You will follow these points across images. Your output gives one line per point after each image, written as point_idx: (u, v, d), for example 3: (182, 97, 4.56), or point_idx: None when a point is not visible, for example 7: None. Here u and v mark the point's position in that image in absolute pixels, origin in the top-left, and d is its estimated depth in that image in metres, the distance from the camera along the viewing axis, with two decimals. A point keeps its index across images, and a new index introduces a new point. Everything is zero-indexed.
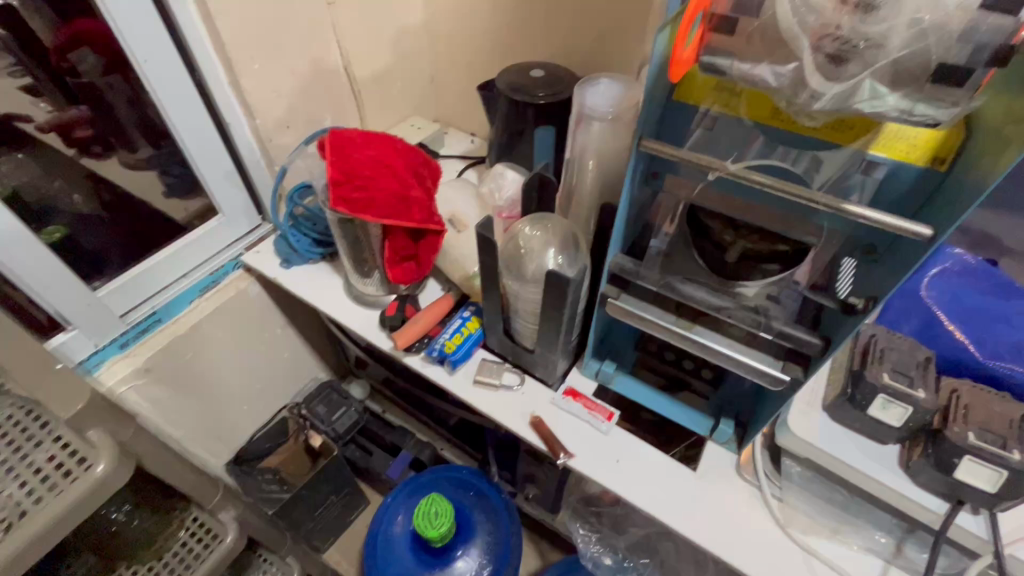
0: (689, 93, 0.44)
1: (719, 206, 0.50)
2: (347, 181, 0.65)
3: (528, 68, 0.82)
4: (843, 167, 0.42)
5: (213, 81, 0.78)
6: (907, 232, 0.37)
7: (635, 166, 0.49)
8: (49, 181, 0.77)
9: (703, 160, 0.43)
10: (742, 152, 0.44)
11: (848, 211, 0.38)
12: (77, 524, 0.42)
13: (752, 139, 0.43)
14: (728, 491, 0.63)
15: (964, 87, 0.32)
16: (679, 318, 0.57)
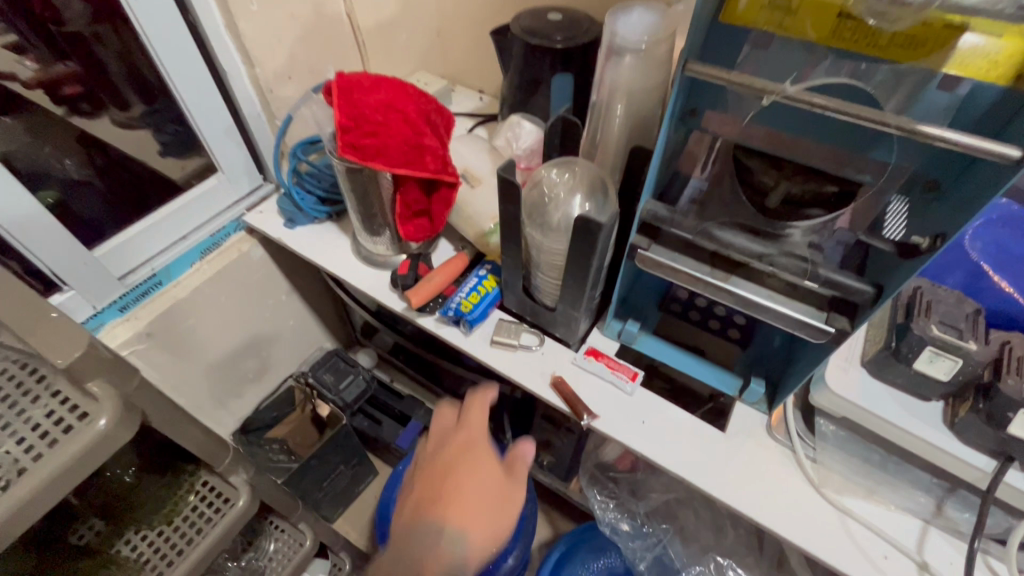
0: (737, 16, 0.39)
1: (765, 143, 0.47)
2: (355, 127, 0.61)
3: (545, 11, 0.77)
4: (916, 86, 0.37)
5: (208, 24, 0.73)
6: (993, 155, 0.33)
7: (676, 98, 0.45)
8: (38, 147, 0.72)
9: (758, 83, 0.38)
10: (803, 73, 0.40)
11: (923, 133, 0.35)
12: (84, 479, 0.40)
13: (812, 61, 0.39)
14: (759, 451, 0.60)
15: None
16: (714, 269, 0.53)
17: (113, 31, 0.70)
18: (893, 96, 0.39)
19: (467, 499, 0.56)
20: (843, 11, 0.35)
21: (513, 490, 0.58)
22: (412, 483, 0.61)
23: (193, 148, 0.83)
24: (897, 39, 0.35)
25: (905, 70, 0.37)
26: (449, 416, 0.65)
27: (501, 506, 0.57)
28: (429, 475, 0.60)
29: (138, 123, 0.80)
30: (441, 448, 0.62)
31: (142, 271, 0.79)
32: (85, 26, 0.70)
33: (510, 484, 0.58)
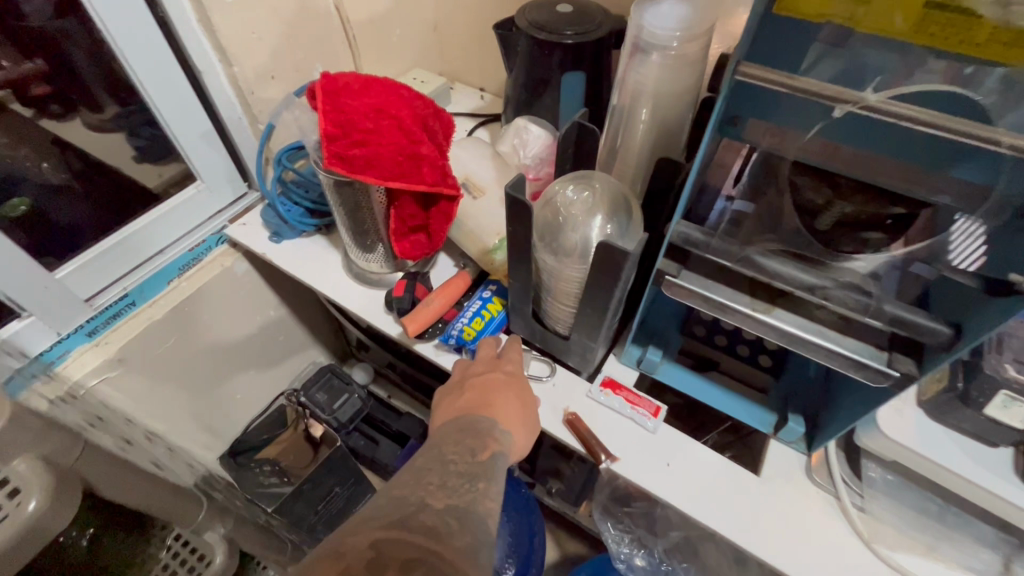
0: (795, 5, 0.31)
1: (819, 159, 0.37)
2: (343, 135, 0.54)
3: (553, 2, 0.70)
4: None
5: (179, 18, 0.65)
6: None
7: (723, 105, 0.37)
8: (14, 149, 0.67)
9: (830, 91, 0.33)
10: (890, 78, 0.33)
11: None
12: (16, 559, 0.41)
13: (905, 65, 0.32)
14: (799, 499, 0.54)
15: None
16: (754, 300, 0.47)
17: (79, 28, 0.62)
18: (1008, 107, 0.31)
19: (513, 408, 0.53)
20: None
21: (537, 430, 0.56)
22: (441, 402, 0.55)
23: (171, 154, 0.76)
24: (1001, 35, 0.28)
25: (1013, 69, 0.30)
26: (493, 347, 0.60)
27: (532, 420, 0.55)
28: (469, 387, 0.55)
29: (111, 125, 0.73)
30: (481, 361, 0.58)
31: (113, 292, 0.72)
32: (49, 22, 0.62)
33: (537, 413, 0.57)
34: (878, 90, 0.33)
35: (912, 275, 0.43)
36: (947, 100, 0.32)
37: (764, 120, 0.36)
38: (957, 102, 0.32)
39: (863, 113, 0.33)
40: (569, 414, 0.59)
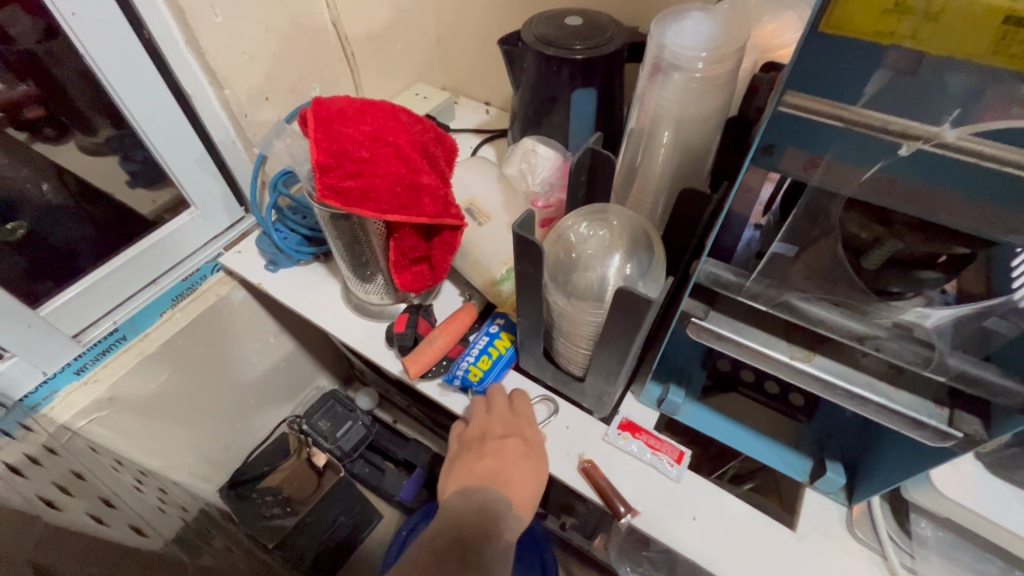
0: (856, 24, 0.26)
1: (876, 195, 0.32)
2: (337, 165, 0.50)
3: (561, 15, 0.65)
4: None
5: (166, 41, 0.62)
6: None
7: (762, 138, 0.32)
8: (14, 168, 0.64)
9: (893, 124, 0.29)
10: (968, 111, 0.27)
11: None
12: None
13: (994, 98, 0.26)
14: (840, 559, 0.49)
15: None
16: (791, 345, 0.42)
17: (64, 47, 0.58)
18: None
19: (530, 485, 0.52)
20: (1010, 16, 0.23)
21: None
22: (458, 461, 0.56)
23: (163, 179, 0.72)
24: None
25: None
26: (503, 392, 0.57)
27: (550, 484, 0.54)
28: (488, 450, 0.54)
29: (106, 148, 0.68)
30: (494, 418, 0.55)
31: (102, 327, 0.69)
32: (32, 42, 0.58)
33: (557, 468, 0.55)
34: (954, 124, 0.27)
35: (986, 332, 0.36)
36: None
37: (807, 148, 0.32)
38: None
39: (931, 151, 0.28)
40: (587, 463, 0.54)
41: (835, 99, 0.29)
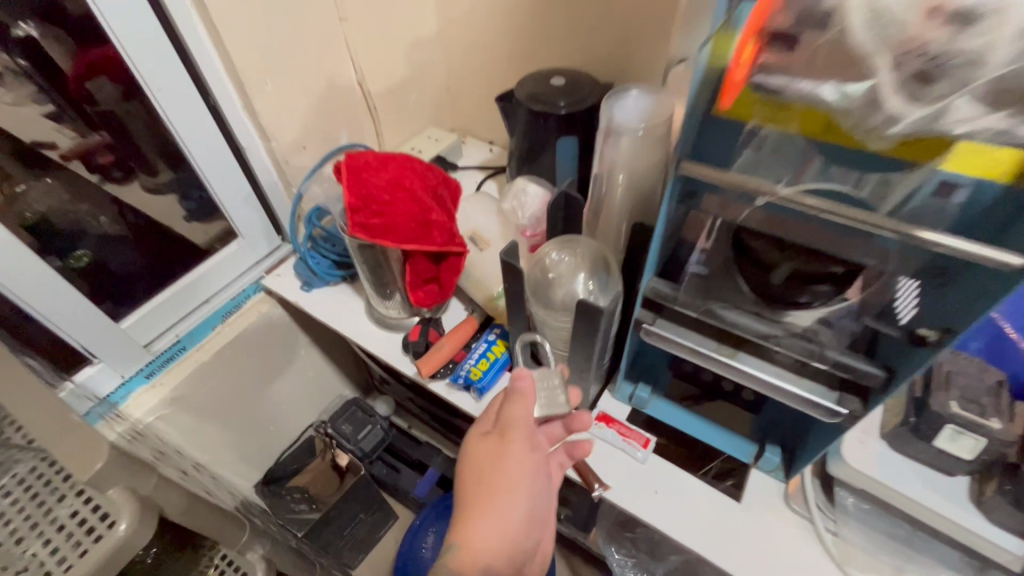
0: (733, 110, 0.37)
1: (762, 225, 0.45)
2: (364, 206, 0.63)
3: (548, 76, 0.79)
4: (915, 186, 0.36)
5: (226, 105, 0.77)
6: (993, 262, 0.33)
7: (673, 189, 0.44)
8: (76, 205, 0.76)
9: (753, 184, 0.39)
10: (797, 175, 0.39)
11: (921, 238, 0.34)
12: None
13: (807, 161, 0.38)
14: (777, 525, 0.59)
15: None
16: (720, 344, 0.53)
17: (142, 108, 0.73)
18: (888, 200, 0.37)
19: (479, 489, 0.49)
20: (831, 117, 0.34)
21: (521, 446, 0.51)
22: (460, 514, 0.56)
23: (216, 213, 0.86)
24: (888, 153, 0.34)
25: (905, 171, 0.35)
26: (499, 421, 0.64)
27: (510, 470, 0.50)
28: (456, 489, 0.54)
29: (166, 188, 0.82)
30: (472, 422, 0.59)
31: (167, 338, 0.83)
32: (117, 105, 0.72)
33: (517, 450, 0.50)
34: (787, 184, 0.39)
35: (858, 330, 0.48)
36: (838, 194, 0.38)
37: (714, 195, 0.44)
38: (839, 195, 0.38)
39: (779, 202, 0.39)
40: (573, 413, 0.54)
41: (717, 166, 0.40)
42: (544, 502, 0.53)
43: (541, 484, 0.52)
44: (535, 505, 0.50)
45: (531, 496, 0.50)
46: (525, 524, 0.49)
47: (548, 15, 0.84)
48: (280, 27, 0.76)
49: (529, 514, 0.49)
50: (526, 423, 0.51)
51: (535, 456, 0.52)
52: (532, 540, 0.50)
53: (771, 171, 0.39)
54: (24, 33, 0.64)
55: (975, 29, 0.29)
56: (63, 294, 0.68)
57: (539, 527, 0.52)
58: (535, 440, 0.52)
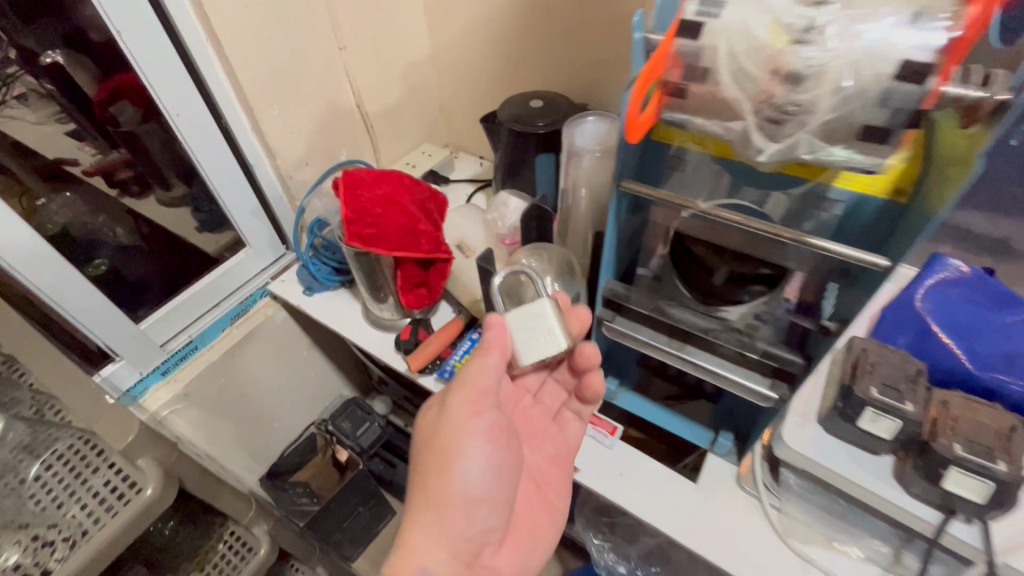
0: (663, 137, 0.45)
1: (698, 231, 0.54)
2: (359, 219, 0.71)
3: (529, 98, 0.86)
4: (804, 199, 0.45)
5: (236, 127, 0.85)
6: (867, 263, 0.40)
7: (619, 204, 0.52)
8: (94, 217, 0.86)
9: (678, 199, 0.46)
10: (713, 192, 0.48)
11: (810, 244, 0.42)
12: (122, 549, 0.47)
13: (719, 177, 0.47)
14: (729, 502, 0.66)
15: (890, 143, 0.32)
16: (670, 338, 0.58)
17: (160, 128, 0.80)
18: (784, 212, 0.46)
19: (427, 455, 0.57)
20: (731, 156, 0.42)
21: (458, 415, 0.56)
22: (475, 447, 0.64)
23: (226, 224, 0.94)
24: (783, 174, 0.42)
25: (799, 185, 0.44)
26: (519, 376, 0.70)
27: (447, 439, 0.56)
28: None
29: (179, 201, 0.91)
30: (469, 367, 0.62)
31: (180, 339, 0.90)
32: (136, 125, 0.80)
33: (454, 420, 0.56)
34: (705, 200, 0.47)
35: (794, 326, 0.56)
36: (746, 210, 0.46)
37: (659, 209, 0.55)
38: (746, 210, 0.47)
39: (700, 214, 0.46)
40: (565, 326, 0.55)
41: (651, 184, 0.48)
42: (491, 474, 0.57)
43: (481, 455, 0.56)
44: (473, 474, 0.55)
45: (464, 465, 0.55)
46: (465, 485, 0.55)
47: (529, 42, 0.92)
48: (285, 57, 0.85)
49: (464, 481, 0.55)
50: (469, 388, 0.56)
51: (473, 427, 0.56)
52: (472, 508, 0.56)
53: (691, 189, 0.48)
54: (52, 61, 0.73)
55: (806, 80, 0.30)
56: (88, 296, 0.76)
57: (497, 480, 0.58)
58: (479, 407, 0.57)
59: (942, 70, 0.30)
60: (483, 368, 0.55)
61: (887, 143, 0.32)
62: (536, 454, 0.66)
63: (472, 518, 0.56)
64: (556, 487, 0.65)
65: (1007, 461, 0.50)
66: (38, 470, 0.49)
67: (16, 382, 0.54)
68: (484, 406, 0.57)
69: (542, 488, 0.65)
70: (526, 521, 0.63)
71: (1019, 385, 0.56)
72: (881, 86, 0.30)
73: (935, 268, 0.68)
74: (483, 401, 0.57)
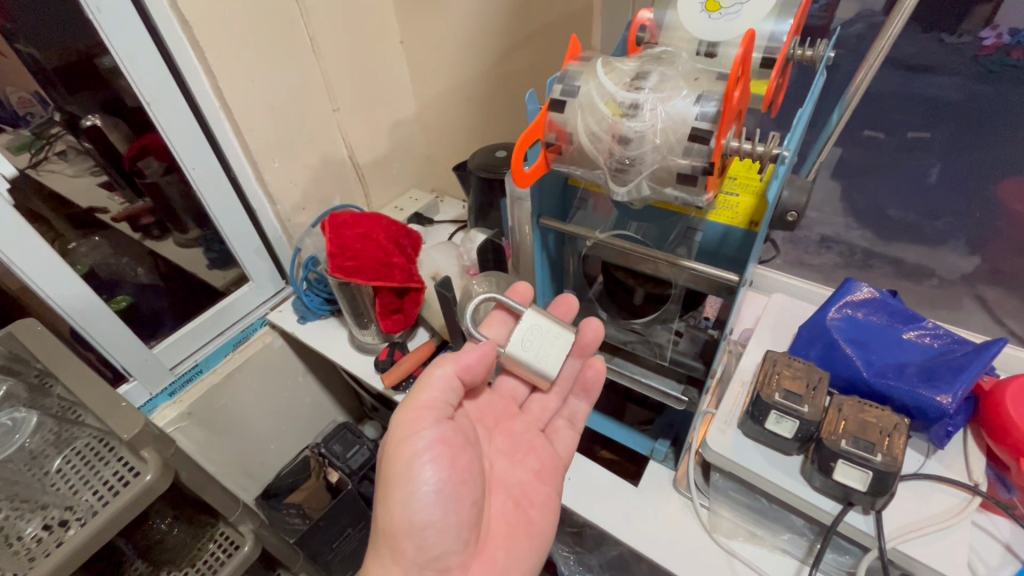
0: (576, 180, 0.59)
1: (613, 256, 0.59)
2: (341, 253, 0.83)
3: (494, 149, 0.98)
4: (682, 232, 0.58)
5: (243, 178, 0.98)
6: (723, 279, 0.52)
7: (544, 238, 0.64)
8: (118, 258, 0.97)
9: (581, 232, 0.58)
10: (607, 225, 0.61)
11: (682, 265, 0.53)
12: (121, 529, 0.56)
13: (611, 213, 0.61)
14: (664, 503, 0.74)
15: (698, 186, 0.42)
16: (602, 351, 0.68)
17: (179, 179, 0.94)
18: (668, 240, 0.59)
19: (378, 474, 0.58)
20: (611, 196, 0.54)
21: (400, 435, 0.56)
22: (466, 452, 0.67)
23: (232, 262, 1.07)
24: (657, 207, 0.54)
25: (680, 219, 0.57)
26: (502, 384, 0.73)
27: (391, 459, 0.56)
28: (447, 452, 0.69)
29: (194, 243, 1.04)
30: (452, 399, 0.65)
31: (187, 362, 1.01)
32: (159, 177, 0.94)
33: (397, 437, 0.56)
34: (603, 232, 0.59)
35: (708, 342, 0.63)
36: (634, 239, 0.59)
37: (575, 244, 0.66)
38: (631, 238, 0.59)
39: (600, 243, 0.58)
40: (558, 320, 0.60)
41: (562, 221, 0.61)
42: (437, 496, 0.55)
43: (424, 477, 0.55)
44: (417, 496, 0.55)
45: (407, 487, 0.55)
46: (413, 504, 0.55)
47: (497, 103, 1.07)
48: (287, 119, 0.99)
49: (407, 504, 0.55)
50: (412, 406, 0.57)
51: (413, 447, 0.55)
52: (421, 533, 0.55)
53: (592, 223, 0.61)
54: (91, 123, 0.86)
55: (632, 142, 0.41)
56: (110, 321, 0.88)
57: (449, 499, 0.56)
58: (422, 423, 0.56)
59: (716, 132, 0.39)
60: (434, 385, 0.57)
61: (696, 185, 0.42)
62: (519, 468, 0.67)
63: (423, 542, 0.55)
64: (537, 504, 0.65)
65: (883, 453, 0.57)
66: (60, 463, 0.60)
67: (46, 390, 0.64)
68: (426, 423, 0.56)
69: (521, 504, 0.64)
70: (500, 541, 0.61)
71: (906, 390, 0.64)
72: (681, 147, 0.41)
73: (847, 290, 0.75)
74: (424, 418, 0.56)
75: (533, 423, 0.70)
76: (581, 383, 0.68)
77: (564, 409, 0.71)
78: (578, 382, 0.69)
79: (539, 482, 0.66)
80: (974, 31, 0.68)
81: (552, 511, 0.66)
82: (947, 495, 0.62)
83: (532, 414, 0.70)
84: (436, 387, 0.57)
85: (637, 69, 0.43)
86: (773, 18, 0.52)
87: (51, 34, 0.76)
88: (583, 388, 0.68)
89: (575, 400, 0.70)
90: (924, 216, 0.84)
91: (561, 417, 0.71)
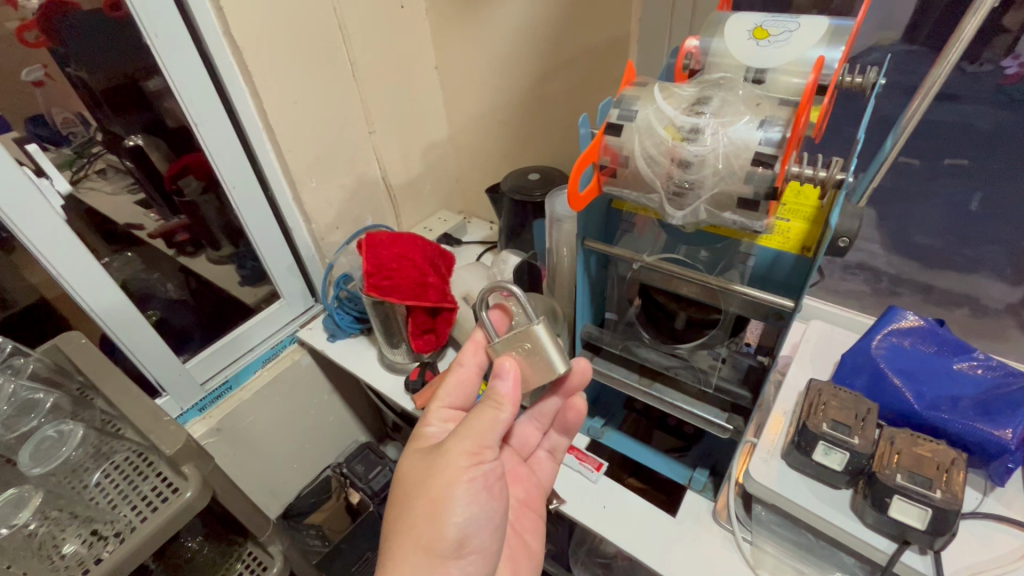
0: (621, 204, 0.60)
1: (657, 280, 0.60)
2: (377, 272, 0.83)
3: (527, 173, 0.99)
4: (729, 258, 0.58)
5: (281, 198, 1.00)
6: (778, 305, 0.51)
7: (587, 260, 0.63)
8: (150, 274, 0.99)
9: (628, 255, 0.58)
10: (653, 247, 0.61)
11: (733, 290, 0.53)
12: (158, 547, 0.56)
13: (658, 235, 0.61)
14: (704, 535, 0.71)
15: (757, 211, 0.42)
16: (641, 375, 0.65)
17: (216, 197, 0.96)
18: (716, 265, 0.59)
19: (411, 500, 0.53)
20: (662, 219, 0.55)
21: (456, 467, 0.52)
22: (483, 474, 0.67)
23: (265, 279, 1.09)
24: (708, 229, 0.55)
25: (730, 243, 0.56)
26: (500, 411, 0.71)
27: (438, 489, 0.52)
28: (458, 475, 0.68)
29: (226, 259, 1.06)
30: (436, 428, 0.62)
31: (217, 377, 1.02)
32: (197, 196, 0.96)
33: (449, 467, 0.52)
34: (649, 255, 0.59)
35: (752, 368, 0.61)
36: (681, 262, 0.59)
37: (617, 265, 0.66)
38: (678, 262, 0.59)
39: (646, 266, 0.59)
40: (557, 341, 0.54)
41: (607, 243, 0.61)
42: (484, 525, 0.54)
43: (476, 507, 0.53)
44: (470, 522, 0.53)
45: (463, 513, 0.52)
46: (461, 533, 0.52)
47: (530, 126, 1.08)
48: (325, 141, 1.02)
49: (460, 529, 0.52)
50: (472, 438, 0.53)
51: (472, 477, 0.53)
52: (464, 557, 0.53)
53: (639, 246, 0.61)
54: (134, 143, 0.89)
55: (692, 167, 0.41)
56: (145, 334, 0.89)
57: (489, 527, 0.55)
58: (479, 457, 0.53)
59: (780, 158, 0.39)
60: (496, 422, 0.53)
61: (756, 209, 0.42)
62: None
63: (465, 566, 0.53)
64: (529, 529, 0.66)
65: (943, 490, 0.55)
66: (99, 477, 0.60)
67: (88, 403, 0.65)
68: (485, 459, 0.54)
69: (518, 531, 0.65)
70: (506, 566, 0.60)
71: (960, 422, 0.62)
72: (743, 171, 0.40)
73: (892, 318, 0.73)
74: (483, 453, 0.54)
75: (514, 454, 0.68)
76: (562, 422, 0.69)
77: (544, 442, 0.70)
78: (559, 420, 0.68)
79: (528, 510, 0.67)
80: (997, 60, 0.67)
81: (542, 534, 0.67)
82: (1008, 535, 0.59)
83: (516, 447, 0.69)
84: (501, 431, 0.54)
85: (696, 95, 0.44)
86: (824, 45, 0.52)
87: (107, 58, 0.80)
88: (564, 427, 0.69)
89: (556, 435, 0.70)
90: (969, 245, 0.81)
91: (543, 448, 0.71)
